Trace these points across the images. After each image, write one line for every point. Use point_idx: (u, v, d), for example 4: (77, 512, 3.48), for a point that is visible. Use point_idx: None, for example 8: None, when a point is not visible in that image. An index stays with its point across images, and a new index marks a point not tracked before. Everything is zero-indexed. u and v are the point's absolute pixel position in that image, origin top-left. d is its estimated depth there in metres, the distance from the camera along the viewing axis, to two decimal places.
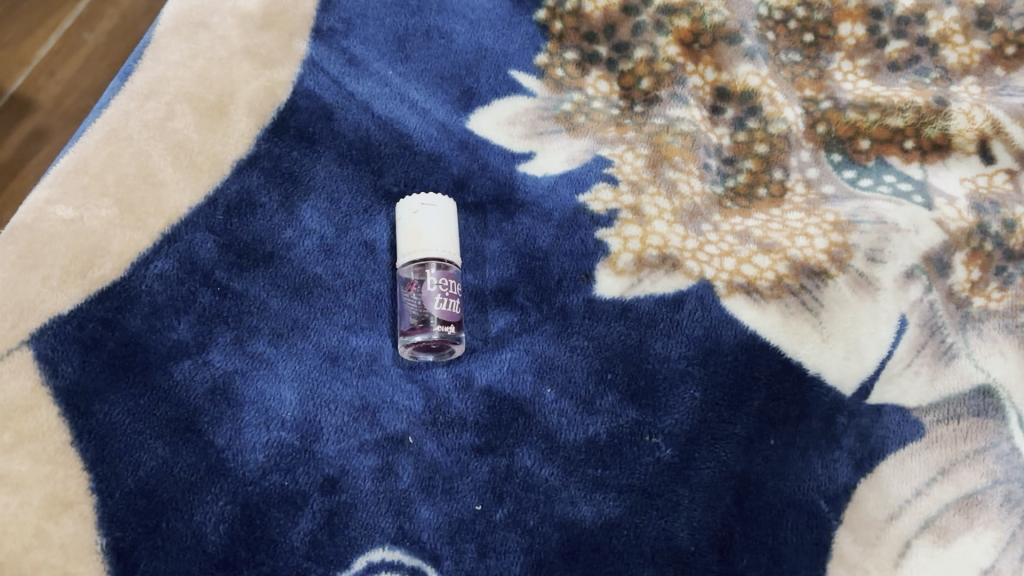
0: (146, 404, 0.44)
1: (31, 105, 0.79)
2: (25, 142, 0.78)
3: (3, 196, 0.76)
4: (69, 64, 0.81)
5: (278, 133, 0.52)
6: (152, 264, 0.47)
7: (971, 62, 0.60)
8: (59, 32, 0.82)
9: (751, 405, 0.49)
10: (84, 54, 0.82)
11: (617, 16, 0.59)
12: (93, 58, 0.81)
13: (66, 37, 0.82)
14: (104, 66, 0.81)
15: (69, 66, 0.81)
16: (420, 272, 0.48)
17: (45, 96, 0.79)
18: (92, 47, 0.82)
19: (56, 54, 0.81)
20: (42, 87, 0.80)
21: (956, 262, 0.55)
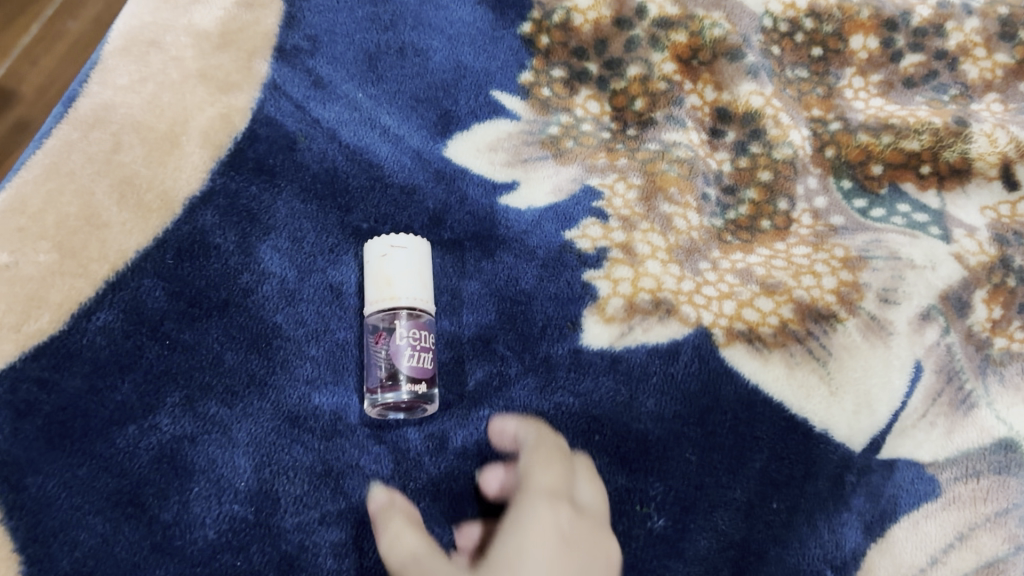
0: (84, 476, 0.40)
1: (11, 96, 0.68)
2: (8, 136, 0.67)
3: None
4: (53, 52, 0.70)
5: (235, 166, 0.47)
6: (94, 315, 0.43)
7: (994, 77, 0.55)
8: (41, 19, 0.71)
9: (751, 466, 0.45)
10: (67, 44, 0.70)
11: (609, 30, 0.54)
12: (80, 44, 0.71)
13: (46, 25, 0.71)
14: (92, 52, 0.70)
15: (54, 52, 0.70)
16: (390, 322, 0.44)
17: (28, 86, 0.69)
18: (79, 32, 0.71)
19: (40, 40, 0.70)
20: (23, 75, 0.69)
21: (976, 300, 0.50)
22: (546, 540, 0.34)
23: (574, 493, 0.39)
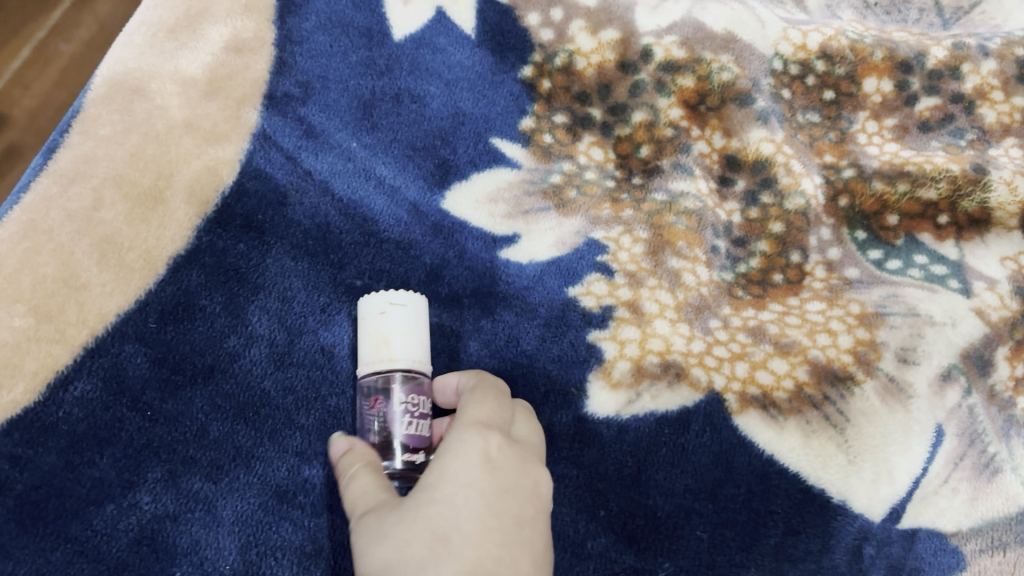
0: (59, 562, 0.38)
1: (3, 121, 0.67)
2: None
3: None
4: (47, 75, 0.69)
5: (222, 222, 0.45)
6: (71, 385, 0.41)
7: (1012, 121, 0.53)
8: (33, 42, 0.69)
9: (766, 543, 0.42)
10: (59, 70, 0.70)
11: (613, 75, 0.52)
12: (71, 71, 0.70)
13: (39, 49, 0.70)
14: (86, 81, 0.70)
15: (45, 79, 0.69)
16: (386, 384, 0.40)
17: (20, 112, 0.68)
18: (70, 59, 0.70)
19: (28, 66, 0.69)
20: (15, 101, 0.68)
21: (998, 358, 0.49)
22: (474, 474, 0.33)
23: (509, 426, 0.37)
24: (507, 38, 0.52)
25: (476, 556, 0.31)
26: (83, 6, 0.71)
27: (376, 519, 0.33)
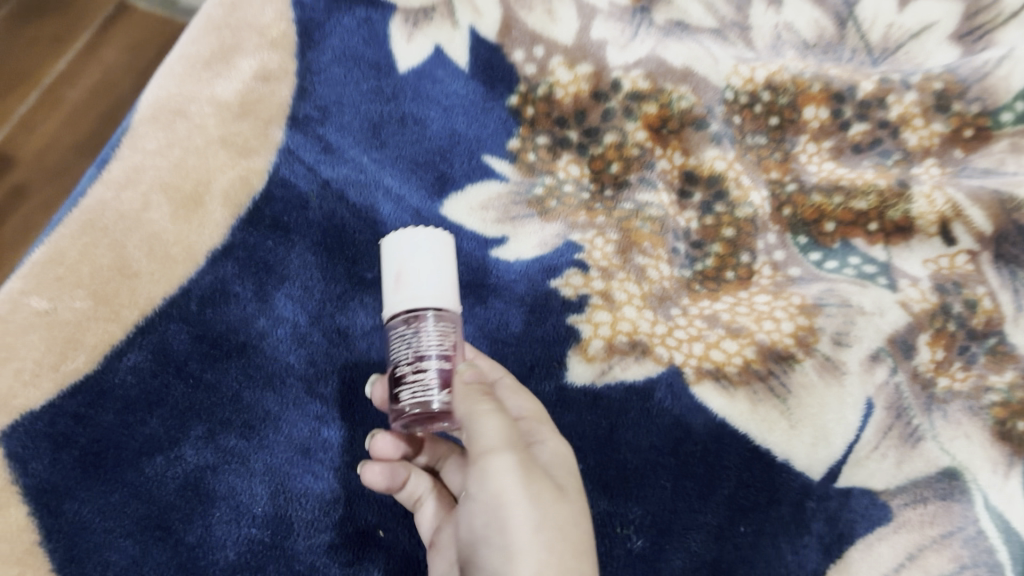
0: (116, 502, 0.44)
1: (11, 161, 0.85)
2: (7, 196, 0.84)
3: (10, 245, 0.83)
4: (52, 118, 0.88)
5: (252, 223, 0.52)
6: (125, 356, 0.48)
7: (931, 144, 0.61)
8: (41, 88, 0.89)
9: (720, 493, 0.49)
10: (64, 112, 0.88)
11: (588, 102, 0.60)
12: (77, 114, 0.88)
13: (47, 93, 0.88)
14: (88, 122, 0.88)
15: (51, 121, 0.88)
16: (447, 315, 0.43)
17: (26, 152, 0.86)
18: (73, 104, 0.89)
19: (37, 109, 0.88)
20: (22, 142, 0.86)
21: (921, 343, 0.56)
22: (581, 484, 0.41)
23: None
24: (495, 71, 0.61)
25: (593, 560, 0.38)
26: (89, 58, 0.91)
27: (552, 506, 0.37)
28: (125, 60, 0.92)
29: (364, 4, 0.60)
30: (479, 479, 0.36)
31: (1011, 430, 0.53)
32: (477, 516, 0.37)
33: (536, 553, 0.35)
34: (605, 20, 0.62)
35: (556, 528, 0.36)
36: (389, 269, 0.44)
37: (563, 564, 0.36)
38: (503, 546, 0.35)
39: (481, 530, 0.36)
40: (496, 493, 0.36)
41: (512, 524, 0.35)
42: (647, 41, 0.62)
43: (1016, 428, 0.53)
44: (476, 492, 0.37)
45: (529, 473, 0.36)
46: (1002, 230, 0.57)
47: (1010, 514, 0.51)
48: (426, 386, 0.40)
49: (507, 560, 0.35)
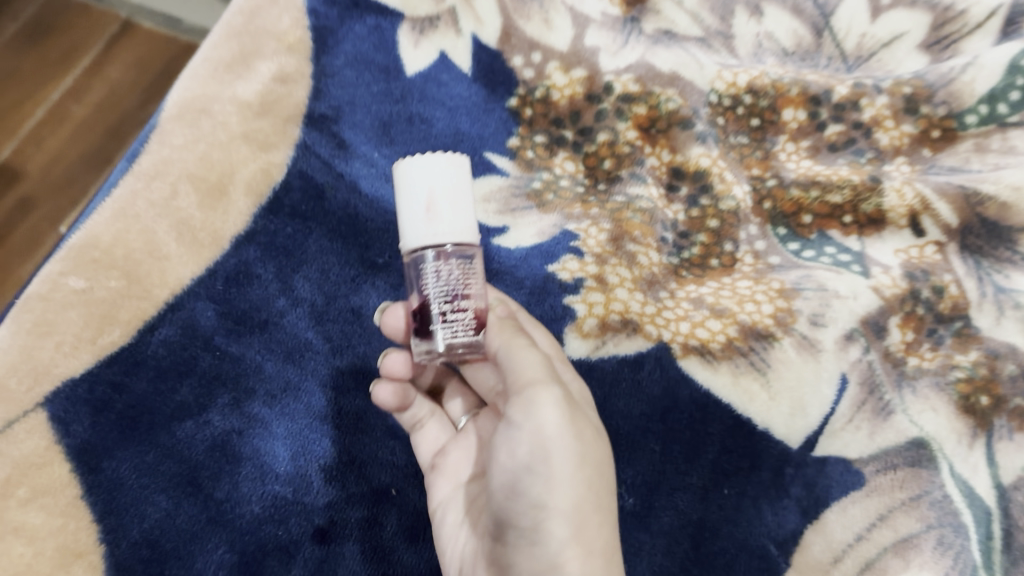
0: (151, 461, 0.48)
1: (19, 174, 0.93)
2: (15, 208, 0.92)
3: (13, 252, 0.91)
4: (58, 133, 0.96)
5: (273, 211, 0.57)
6: (157, 330, 0.52)
7: (902, 143, 0.65)
8: (48, 104, 0.96)
9: (705, 457, 0.55)
10: (71, 126, 0.96)
11: (582, 104, 0.65)
12: (82, 129, 0.96)
13: (54, 108, 0.96)
14: (93, 138, 0.96)
15: (58, 135, 0.96)
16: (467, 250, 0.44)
17: (33, 166, 0.94)
18: (79, 119, 0.96)
19: (44, 124, 0.96)
20: (30, 156, 0.94)
21: (892, 326, 0.59)
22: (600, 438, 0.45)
23: None
24: (496, 75, 0.66)
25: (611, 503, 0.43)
26: (95, 75, 0.98)
27: (588, 444, 0.41)
28: (130, 78, 0.99)
29: (373, 13, 0.64)
30: (531, 412, 0.40)
31: (975, 404, 0.57)
32: (518, 445, 0.40)
33: (576, 485, 0.40)
34: (598, 29, 0.67)
35: (592, 465, 0.41)
36: (410, 195, 0.43)
37: (595, 497, 0.41)
38: (547, 475, 0.39)
39: (524, 459, 0.40)
40: (547, 427, 0.40)
41: (559, 457, 0.40)
42: (637, 48, 0.67)
43: (979, 402, 0.57)
44: (522, 422, 0.40)
45: (572, 413, 0.41)
46: (967, 223, 0.62)
47: (973, 481, 0.55)
48: (465, 327, 0.42)
49: (549, 486, 0.39)
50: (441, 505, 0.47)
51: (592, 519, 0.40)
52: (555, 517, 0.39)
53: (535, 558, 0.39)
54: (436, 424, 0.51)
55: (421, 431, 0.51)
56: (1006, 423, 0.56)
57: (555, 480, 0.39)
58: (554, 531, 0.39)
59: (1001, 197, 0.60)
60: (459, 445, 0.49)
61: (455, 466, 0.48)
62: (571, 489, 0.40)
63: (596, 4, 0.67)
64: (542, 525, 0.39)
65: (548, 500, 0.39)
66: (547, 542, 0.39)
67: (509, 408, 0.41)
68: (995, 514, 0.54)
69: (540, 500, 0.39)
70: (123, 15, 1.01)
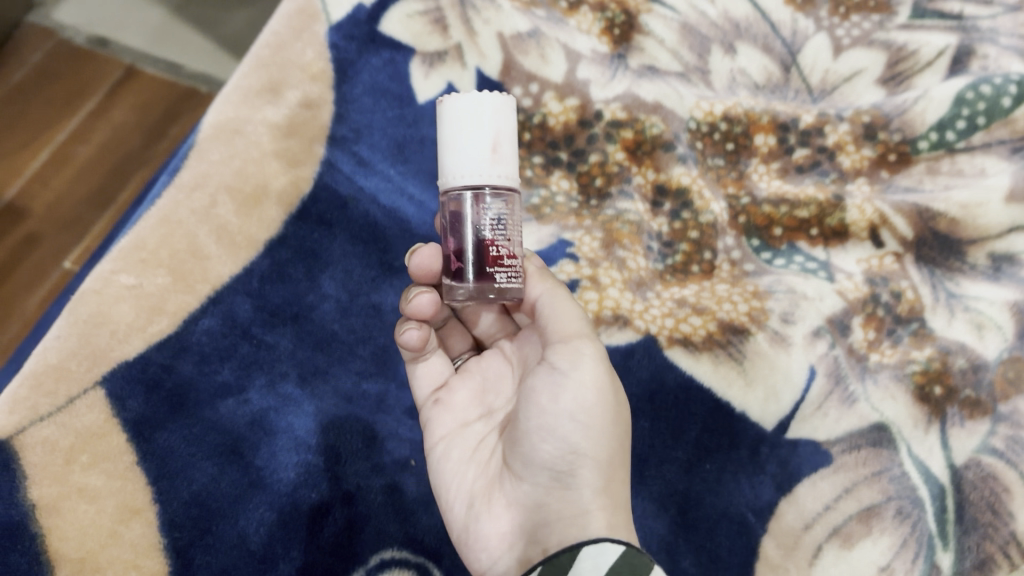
0: (197, 432, 0.54)
1: (25, 213, 1.00)
2: (21, 244, 0.99)
3: (23, 286, 0.98)
4: (63, 171, 1.03)
5: (301, 218, 0.64)
6: (200, 321, 0.58)
7: (862, 166, 0.72)
8: (53, 145, 1.03)
9: (688, 435, 0.62)
10: (76, 167, 1.03)
11: (575, 128, 0.72)
12: (87, 169, 1.03)
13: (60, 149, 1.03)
14: (96, 177, 1.03)
15: (62, 176, 1.02)
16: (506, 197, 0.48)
17: (38, 205, 1.01)
18: (83, 159, 1.03)
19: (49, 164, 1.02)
20: (35, 194, 1.01)
21: (855, 325, 0.66)
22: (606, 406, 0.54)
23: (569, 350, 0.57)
24: None
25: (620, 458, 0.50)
26: (99, 117, 1.06)
27: (618, 402, 0.48)
28: (134, 120, 1.07)
29: (388, 48, 0.71)
30: (579, 366, 0.47)
31: (929, 393, 0.63)
32: (560, 392, 0.46)
33: (606, 441, 0.47)
34: (588, 64, 0.73)
35: (621, 424, 0.48)
36: (452, 134, 0.47)
37: (618, 450, 0.48)
38: (583, 424, 0.46)
39: (568, 407, 0.46)
40: (591, 382, 0.46)
41: (598, 412, 0.46)
42: (624, 81, 0.73)
43: (933, 392, 0.63)
44: (567, 373, 0.46)
45: (609, 373, 0.48)
46: (920, 236, 0.69)
47: (929, 461, 0.61)
48: (515, 274, 0.47)
49: (585, 435, 0.46)
50: (445, 441, 0.52)
51: (615, 474, 0.47)
52: (588, 466, 0.46)
53: (566, 501, 0.45)
54: (437, 360, 0.55)
55: (422, 365, 0.55)
56: (957, 411, 0.62)
57: (593, 432, 0.46)
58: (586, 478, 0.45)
59: (950, 213, 0.69)
60: (464, 384, 0.54)
61: (468, 406, 0.53)
62: (603, 444, 0.47)
63: (587, 42, 0.74)
64: (576, 469, 0.45)
65: (584, 448, 0.46)
66: (578, 487, 0.45)
67: (553, 357, 0.47)
68: (948, 490, 0.60)
69: (576, 447, 0.45)
70: (128, 62, 1.10)
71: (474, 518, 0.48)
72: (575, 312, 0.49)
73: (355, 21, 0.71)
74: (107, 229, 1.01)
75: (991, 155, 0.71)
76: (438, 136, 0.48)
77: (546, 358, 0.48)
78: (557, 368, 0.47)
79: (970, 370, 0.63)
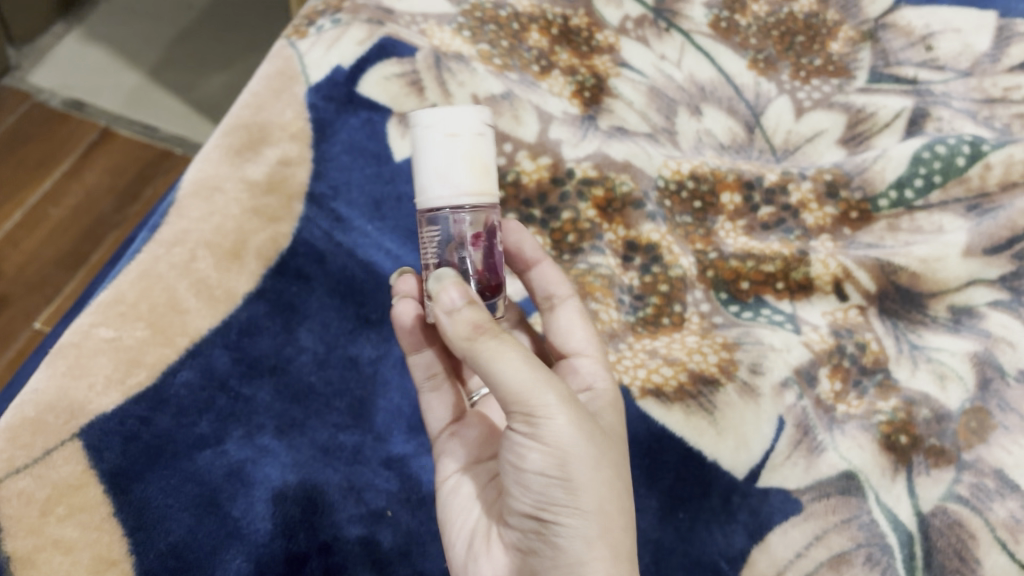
0: (175, 483, 0.55)
1: None
2: None
3: None
4: (35, 233, 1.09)
5: (281, 273, 0.65)
6: (178, 373, 0.59)
7: (825, 223, 0.74)
8: (26, 207, 1.10)
9: (662, 483, 0.63)
10: (49, 227, 1.09)
11: (548, 186, 0.74)
12: (58, 230, 1.09)
13: (33, 211, 1.10)
14: (66, 237, 1.09)
15: (32, 237, 1.08)
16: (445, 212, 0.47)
17: (10, 266, 1.06)
18: (57, 220, 1.10)
19: (22, 227, 1.08)
20: (8, 256, 1.06)
21: (821, 375, 0.67)
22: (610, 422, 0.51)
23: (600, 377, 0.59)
24: None
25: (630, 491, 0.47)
26: (74, 179, 1.13)
27: (602, 444, 0.44)
28: (107, 184, 1.14)
29: (365, 108, 0.73)
30: (539, 426, 0.42)
31: (895, 442, 0.64)
32: (526, 451, 0.43)
33: (595, 490, 0.43)
34: (560, 125, 0.76)
35: (611, 464, 0.45)
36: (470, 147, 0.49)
37: (615, 492, 0.44)
38: (564, 479, 0.43)
39: (537, 467, 0.43)
40: (560, 438, 0.42)
41: (578, 463, 0.43)
42: (594, 141, 0.76)
43: (899, 440, 0.64)
44: (529, 435, 0.43)
45: (580, 420, 0.43)
46: (883, 289, 0.71)
47: (896, 509, 0.62)
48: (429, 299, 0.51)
49: (569, 490, 0.43)
50: (458, 474, 0.52)
51: (612, 521, 0.44)
52: (579, 518, 0.43)
53: (559, 552, 0.43)
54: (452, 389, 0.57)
55: (435, 393, 0.57)
56: (923, 460, 0.63)
57: (574, 485, 0.43)
58: (570, 527, 0.43)
59: (911, 267, 0.71)
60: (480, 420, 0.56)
61: (480, 443, 0.54)
62: (591, 493, 0.43)
63: (558, 105, 0.77)
64: (560, 520, 0.43)
65: (563, 501, 0.43)
66: (564, 538, 0.43)
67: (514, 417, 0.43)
68: (915, 538, 0.61)
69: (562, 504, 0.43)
70: (103, 124, 1.19)
71: (471, 561, 0.47)
72: (522, 359, 0.42)
73: (333, 82, 0.73)
74: (78, 288, 1.05)
75: (947, 212, 0.74)
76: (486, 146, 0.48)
77: (506, 414, 0.44)
78: (518, 428, 0.43)
79: (934, 420, 0.64)
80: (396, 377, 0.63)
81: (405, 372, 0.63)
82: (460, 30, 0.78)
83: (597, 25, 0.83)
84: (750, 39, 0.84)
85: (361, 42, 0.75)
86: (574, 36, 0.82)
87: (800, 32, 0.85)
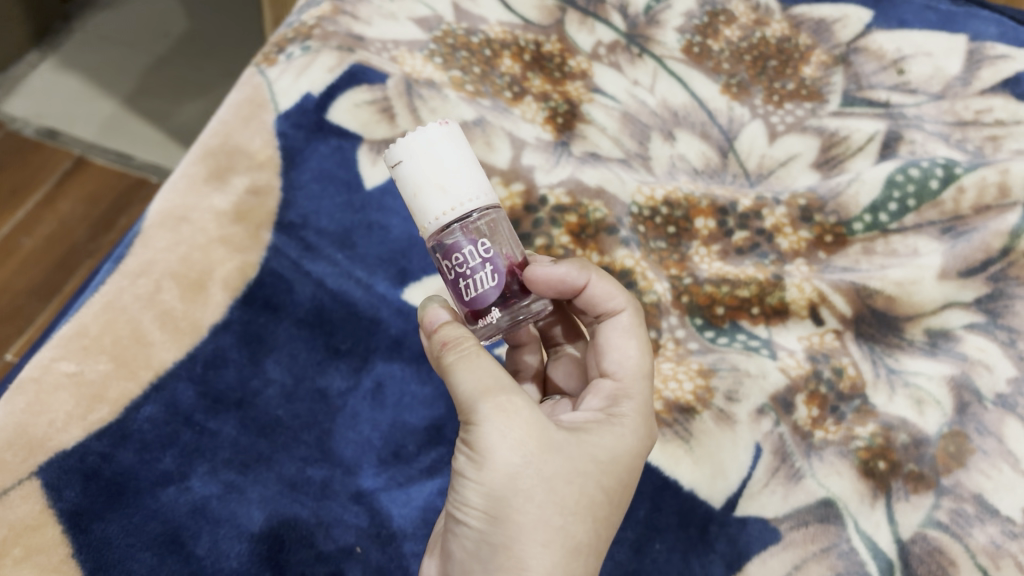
0: (137, 521, 0.53)
1: None
2: None
3: None
4: (7, 262, 1.07)
5: (248, 303, 0.64)
6: (141, 408, 0.57)
7: (800, 247, 0.74)
8: None
9: (637, 514, 0.61)
10: (21, 257, 1.08)
11: (520, 214, 0.73)
12: (30, 260, 1.07)
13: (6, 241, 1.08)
14: (38, 267, 1.07)
15: (4, 267, 1.07)
16: None
17: None
18: (30, 250, 1.08)
19: None
20: None
21: (798, 402, 0.66)
22: (617, 443, 0.48)
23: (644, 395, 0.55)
24: None
25: (589, 510, 0.45)
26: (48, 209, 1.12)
27: (540, 456, 0.43)
28: (81, 212, 1.12)
29: (335, 136, 0.72)
30: (468, 429, 0.43)
31: (874, 468, 0.63)
32: (460, 452, 0.44)
33: (517, 501, 0.43)
34: (533, 151, 0.75)
35: (547, 478, 0.43)
36: (438, 173, 0.47)
37: (544, 507, 0.43)
38: (482, 485, 0.43)
39: (463, 468, 0.44)
40: (482, 443, 0.43)
41: (498, 472, 0.42)
42: (567, 167, 0.75)
43: (878, 466, 0.63)
44: (463, 438, 0.44)
45: (514, 430, 0.43)
46: (859, 313, 0.70)
47: (876, 536, 0.61)
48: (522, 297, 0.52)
49: (488, 498, 0.43)
50: None
51: (534, 535, 0.43)
52: (495, 527, 0.43)
53: (475, 556, 0.44)
54: None
55: None
56: (902, 485, 0.62)
57: (492, 494, 0.43)
58: (481, 530, 0.43)
59: (886, 291, 0.70)
60: None
61: None
62: (511, 504, 0.43)
63: (531, 131, 0.77)
64: (472, 522, 0.44)
65: (476, 504, 0.43)
66: (475, 539, 0.44)
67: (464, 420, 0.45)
68: (896, 564, 0.60)
69: (482, 509, 0.43)
70: (76, 152, 1.18)
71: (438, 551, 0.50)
72: (472, 367, 0.44)
73: (303, 109, 0.73)
74: (49, 318, 1.03)
75: (922, 235, 0.73)
76: (423, 181, 0.47)
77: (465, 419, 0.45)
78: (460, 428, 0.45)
79: (913, 445, 0.64)
80: (367, 410, 0.62)
81: (375, 404, 0.62)
82: (432, 57, 0.78)
83: (569, 51, 0.83)
84: (723, 64, 0.84)
85: (331, 69, 0.75)
86: (546, 62, 0.82)
87: (773, 56, 0.85)
